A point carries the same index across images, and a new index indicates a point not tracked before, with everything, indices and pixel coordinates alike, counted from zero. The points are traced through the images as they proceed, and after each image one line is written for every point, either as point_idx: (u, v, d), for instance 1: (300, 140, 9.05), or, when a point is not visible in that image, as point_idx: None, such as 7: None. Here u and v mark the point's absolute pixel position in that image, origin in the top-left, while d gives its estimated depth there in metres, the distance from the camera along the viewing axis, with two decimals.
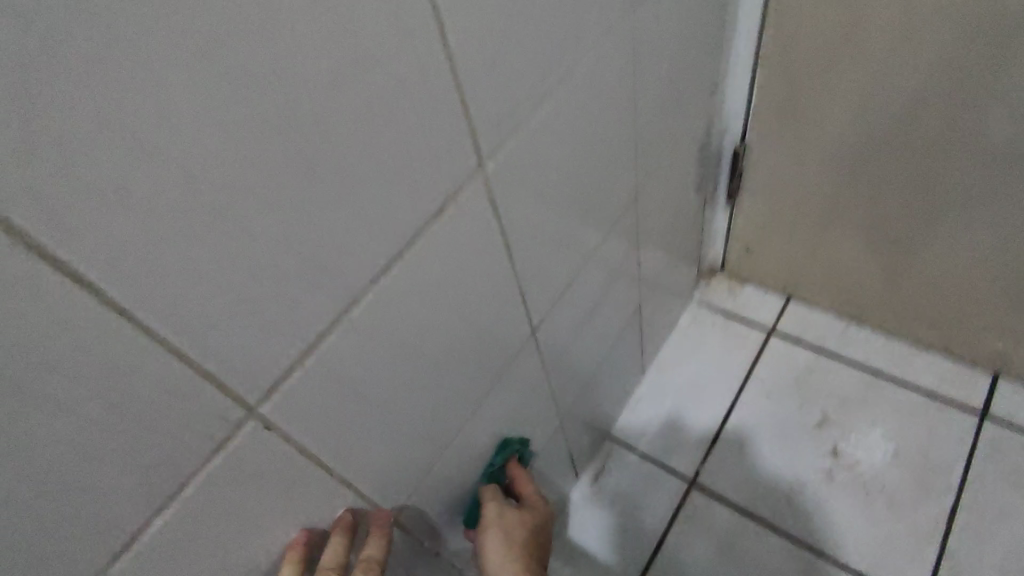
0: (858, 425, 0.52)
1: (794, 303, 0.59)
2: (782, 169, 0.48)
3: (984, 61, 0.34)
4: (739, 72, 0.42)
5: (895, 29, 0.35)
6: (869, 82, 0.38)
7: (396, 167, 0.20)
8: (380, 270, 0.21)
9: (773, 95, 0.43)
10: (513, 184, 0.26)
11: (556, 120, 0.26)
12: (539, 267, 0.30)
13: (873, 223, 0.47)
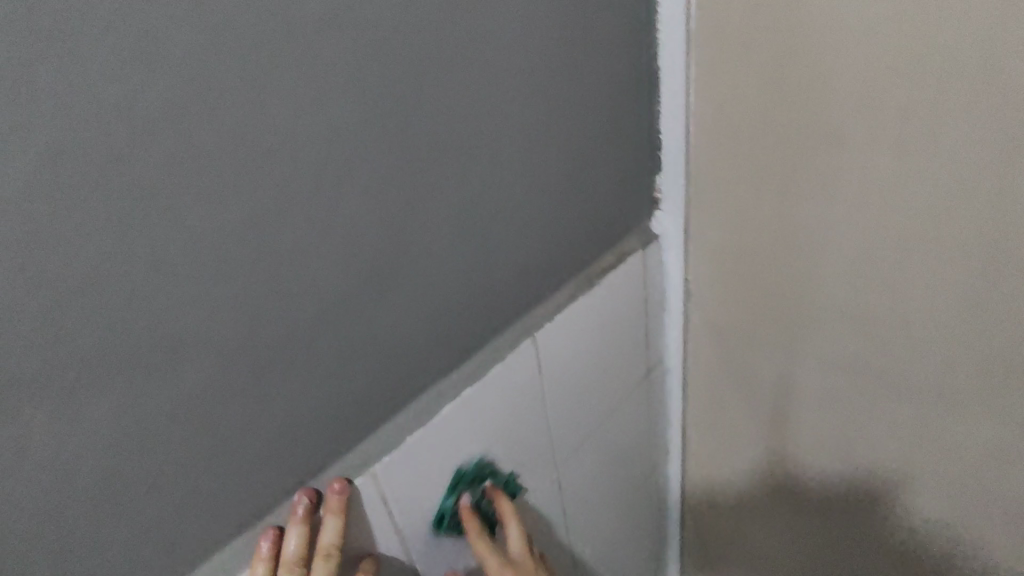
0: (764, 452, 0.92)
1: (738, 464, 0.98)
2: (705, 394, 0.95)
3: (781, 358, 0.81)
4: (672, 308, 0.89)
5: (740, 289, 0.80)
6: (743, 366, 0.87)
7: (187, 510, 0.46)
8: (167, 500, 0.45)
9: (707, 346, 0.89)
10: (223, 476, 0.47)
11: (173, 302, 0.41)
12: (253, 372, 0.46)
13: (785, 436, 0.88)
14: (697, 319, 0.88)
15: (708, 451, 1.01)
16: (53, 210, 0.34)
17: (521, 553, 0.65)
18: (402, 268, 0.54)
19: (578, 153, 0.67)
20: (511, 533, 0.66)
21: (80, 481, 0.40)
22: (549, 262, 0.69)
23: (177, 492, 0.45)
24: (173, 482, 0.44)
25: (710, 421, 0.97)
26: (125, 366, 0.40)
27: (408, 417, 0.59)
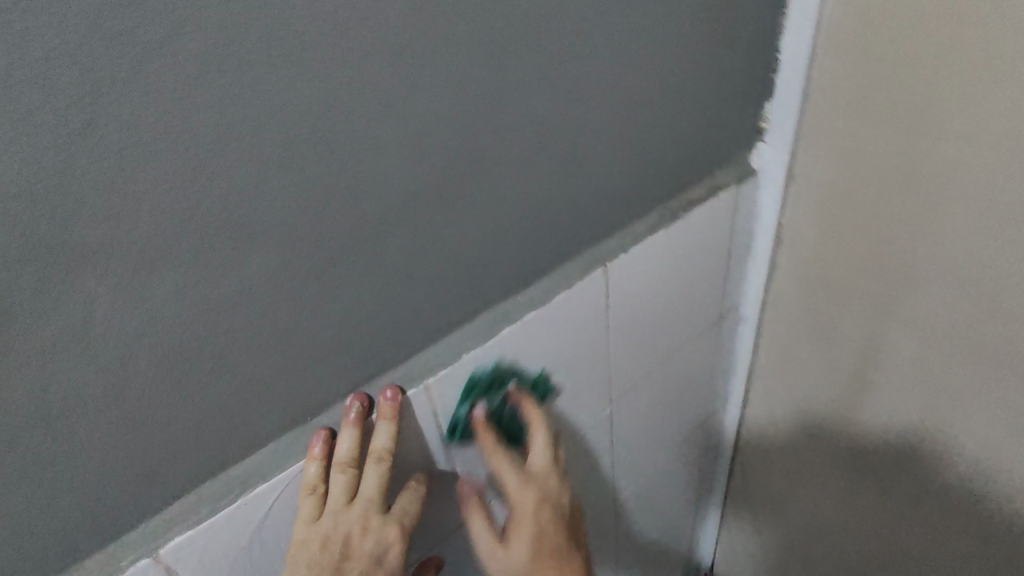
0: (826, 417, 0.87)
1: (798, 424, 0.93)
2: (778, 349, 0.88)
3: (865, 322, 0.73)
4: (759, 252, 0.82)
5: (832, 240, 0.72)
6: (820, 325, 0.79)
7: (243, 405, 0.45)
8: (225, 393, 0.44)
9: (789, 299, 0.82)
10: (279, 374, 0.46)
11: (236, 190, 0.38)
12: (314, 271, 0.45)
13: (851, 403, 0.81)
14: (784, 267, 0.80)
15: (767, 406, 0.96)
16: (110, 70, 0.31)
17: (543, 469, 0.61)
18: (476, 176, 0.50)
19: (684, 67, 0.59)
20: (536, 448, 0.62)
21: (144, 364, 0.39)
22: (633, 187, 0.63)
23: (233, 385, 0.44)
24: (229, 374, 0.44)
25: (778, 377, 0.91)
26: (184, 250, 0.38)
27: (466, 332, 0.57)
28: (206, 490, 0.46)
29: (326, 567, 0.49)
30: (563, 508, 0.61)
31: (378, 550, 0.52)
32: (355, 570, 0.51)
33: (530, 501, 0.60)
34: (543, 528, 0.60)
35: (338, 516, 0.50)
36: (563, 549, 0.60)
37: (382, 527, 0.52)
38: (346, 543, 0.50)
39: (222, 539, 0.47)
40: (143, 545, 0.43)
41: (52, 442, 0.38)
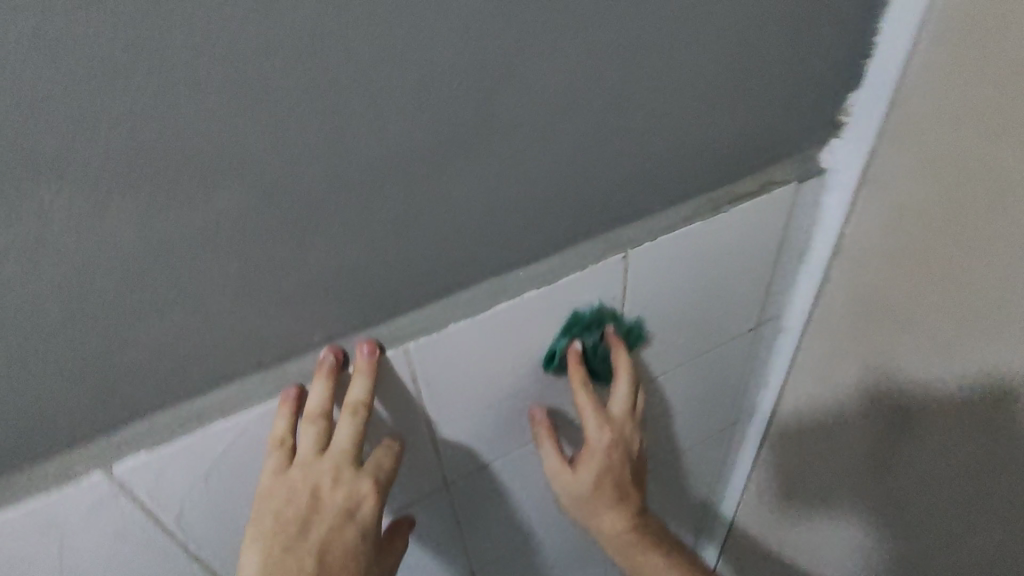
0: (855, 444, 0.80)
1: (827, 452, 0.85)
2: (815, 367, 0.81)
3: (910, 351, 0.66)
4: (814, 261, 0.73)
5: (891, 258, 0.64)
6: (862, 348, 0.72)
7: (209, 344, 0.44)
8: (189, 330, 0.43)
9: (835, 316, 0.74)
10: (249, 317, 0.45)
11: (201, 122, 0.35)
12: (291, 219, 0.42)
13: (882, 435, 0.75)
14: (839, 283, 0.72)
15: (794, 422, 0.90)
16: None
17: (622, 418, 0.64)
18: (484, 136, 0.45)
19: (749, 39, 0.52)
20: (617, 397, 0.64)
21: (99, 290, 0.38)
22: (671, 170, 0.57)
23: (199, 324, 0.43)
24: (195, 313, 0.42)
25: (812, 398, 0.84)
26: (143, 181, 0.36)
27: (461, 301, 0.54)
28: (163, 419, 0.46)
29: (294, 514, 0.50)
30: (642, 463, 0.69)
31: (350, 503, 0.52)
32: (326, 520, 0.51)
33: (604, 447, 0.64)
34: (607, 479, 0.65)
35: (310, 467, 0.50)
36: (623, 495, 0.66)
37: (354, 480, 0.52)
38: (316, 493, 0.50)
39: (175, 467, 0.47)
40: (96, 462, 0.44)
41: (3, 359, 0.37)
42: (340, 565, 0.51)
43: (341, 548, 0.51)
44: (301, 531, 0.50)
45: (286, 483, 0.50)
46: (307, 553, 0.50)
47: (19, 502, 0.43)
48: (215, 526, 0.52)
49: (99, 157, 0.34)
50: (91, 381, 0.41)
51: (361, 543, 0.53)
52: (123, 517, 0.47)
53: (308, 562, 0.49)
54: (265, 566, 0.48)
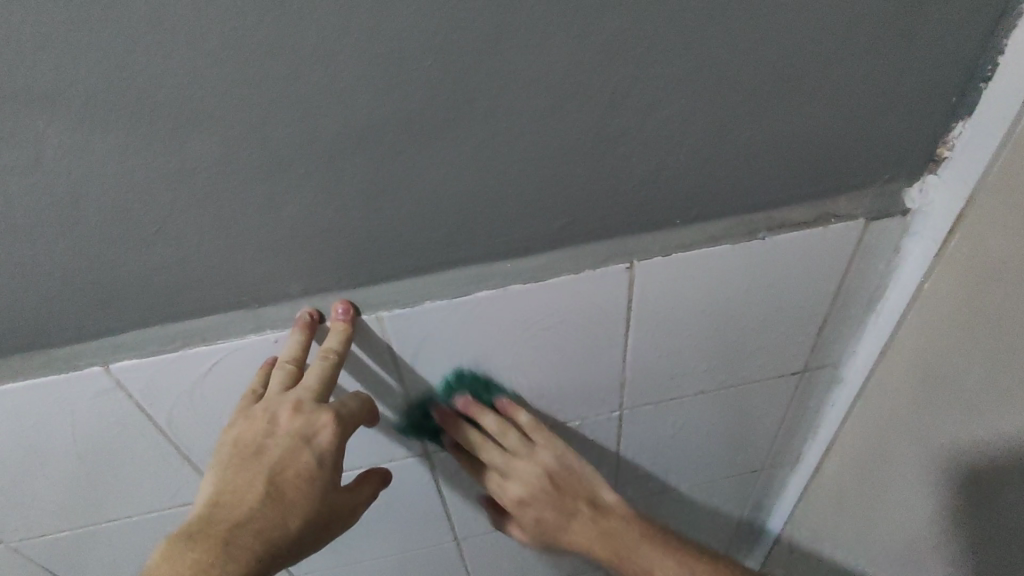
0: (911, 525, 0.70)
1: (875, 525, 0.75)
2: (874, 424, 0.71)
3: (989, 444, 0.56)
4: (886, 309, 0.64)
5: (983, 333, 0.54)
6: (934, 424, 0.62)
7: (193, 281, 0.48)
8: (175, 266, 0.46)
9: (908, 378, 0.64)
10: (231, 264, 0.47)
11: (173, 76, 0.37)
12: (269, 181, 0.43)
13: (942, 524, 0.65)
14: (911, 337, 0.62)
15: (841, 481, 0.80)
16: None
17: (503, 465, 0.65)
18: (476, 122, 0.42)
19: (813, 41, 0.43)
20: (490, 422, 0.62)
21: (91, 217, 0.42)
22: (702, 182, 0.50)
23: (184, 262, 0.46)
24: (180, 253, 0.46)
25: (866, 459, 0.74)
26: (123, 126, 0.38)
27: (443, 282, 0.52)
28: (155, 333, 0.51)
29: (250, 438, 0.49)
30: (564, 472, 0.66)
31: (307, 431, 0.49)
32: (279, 445, 0.49)
33: (516, 500, 0.67)
34: (544, 512, 0.67)
35: (274, 397, 0.50)
36: (568, 513, 0.67)
37: (314, 410, 0.49)
38: (274, 421, 0.49)
39: (162, 379, 0.53)
40: (99, 357, 0.51)
41: (19, 259, 0.43)
42: (293, 490, 0.49)
43: (295, 473, 0.49)
44: (256, 455, 0.49)
45: (252, 410, 0.50)
46: (259, 475, 0.49)
47: (41, 373, 0.51)
48: (202, 436, 0.59)
49: (83, 99, 0.37)
50: (92, 291, 0.46)
51: (319, 471, 0.50)
52: (121, 408, 0.54)
53: (258, 483, 0.48)
54: (218, 484, 0.48)
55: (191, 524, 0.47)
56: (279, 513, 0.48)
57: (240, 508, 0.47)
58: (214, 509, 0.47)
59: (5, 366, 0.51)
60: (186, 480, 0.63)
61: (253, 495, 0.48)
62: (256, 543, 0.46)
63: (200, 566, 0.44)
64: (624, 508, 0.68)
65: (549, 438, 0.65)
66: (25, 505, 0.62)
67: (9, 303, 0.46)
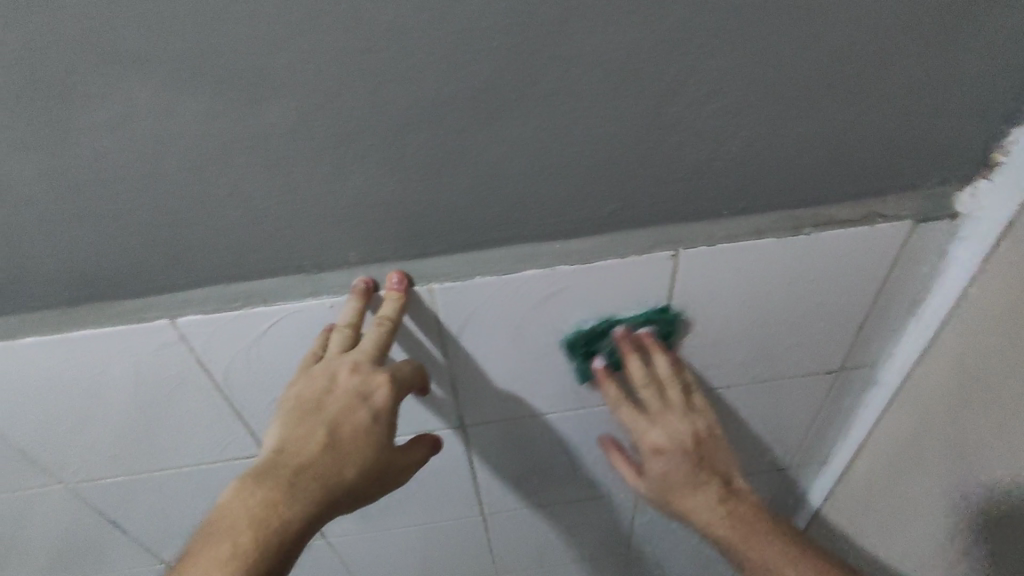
0: (938, 531, 0.70)
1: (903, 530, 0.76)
2: (908, 428, 0.72)
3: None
4: (929, 313, 0.64)
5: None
6: (968, 430, 0.62)
7: (260, 244, 0.50)
8: (246, 228, 0.49)
9: (946, 384, 0.64)
10: (297, 229, 0.50)
11: (259, 45, 0.39)
12: (340, 150, 0.45)
13: (970, 531, 0.65)
14: (952, 342, 0.62)
15: (872, 484, 0.80)
16: None
17: (661, 413, 0.64)
18: (538, 103, 0.44)
19: (873, 38, 0.44)
20: (637, 371, 0.62)
21: (174, 177, 0.45)
22: (752, 174, 0.51)
23: (254, 225, 0.49)
24: (252, 215, 0.48)
25: (898, 463, 0.74)
26: (211, 92, 0.41)
27: (494, 258, 0.54)
28: (221, 291, 0.54)
29: (311, 394, 0.53)
30: (711, 446, 0.65)
31: (363, 388, 0.52)
32: (338, 400, 0.52)
33: (652, 448, 0.65)
34: (673, 471, 0.65)
35: (333, 358, 0.53)
36: (697, 482, 0.65)
37: (369, 371, 0.52)
38: (334, 379, 0.53)
39: (224, 335, 0.56)
40: (169, 311, 0.54)
41: (106, 213, 0.47)
42: (350, 443, 0.52)
43: (353, 428, 0.52)
44: (316, 408, 0.52)
45: (313, 370, 0.54)
46: (319, 426, 0.52)
47: (114, 323, 0.54)
48: (255, 393, 0.62)
49: (177, 66, 0.40)
50: (168, 247, 0.50)
51: (374, 427, 0.53)
52: (184, 360, 0.58)
53: (318, 435, 0.52)
54: (283, 433, 0.52)
55: (259, 466, 0.51)
56: (337, 462, 0.51)
57: (302, 455, 0.51)
58: (278, 454, 0.51)
59: (83, 315, 0.54)
60: (238, 434, 0.66)
61: (313, 444, 0.51)
62: (316, 487, 0.50)
63: (269, 505, 0.49)
64: (752, 493, 0.66)
65: (705, 406, 0.66)
66: (89, 449, 0.66)
67: (92, 253, 0.49)
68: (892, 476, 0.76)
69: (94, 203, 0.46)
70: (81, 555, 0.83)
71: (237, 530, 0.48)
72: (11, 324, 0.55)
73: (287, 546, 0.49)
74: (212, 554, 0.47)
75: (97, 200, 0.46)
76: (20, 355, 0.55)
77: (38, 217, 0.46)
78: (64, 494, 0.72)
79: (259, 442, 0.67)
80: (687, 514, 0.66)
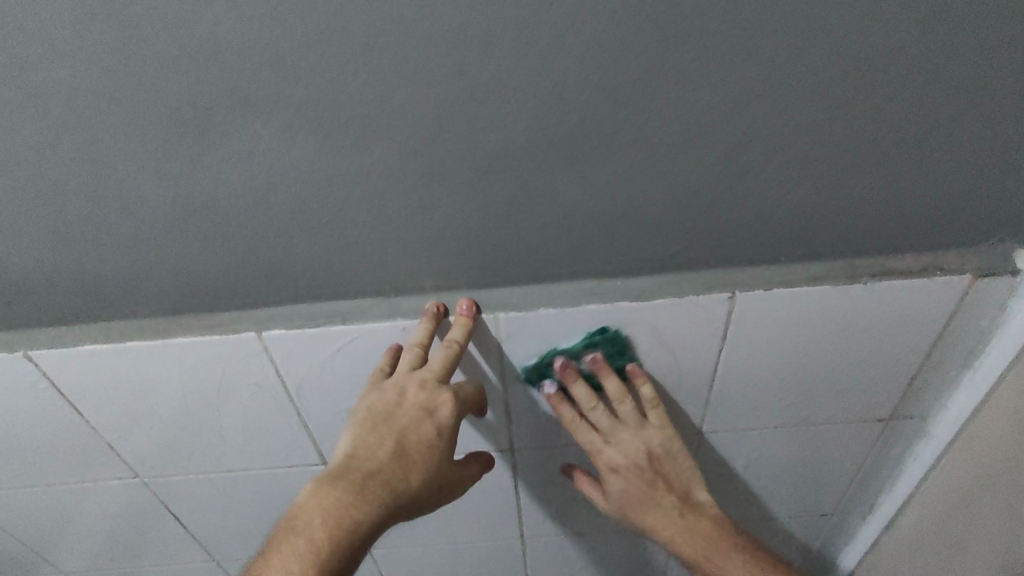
0: None
1: None
2: (958, 483, 0.71)
3: None
4: (984, 368, 0.64)
5: None
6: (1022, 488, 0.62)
7: (345, 269, 0.55)
8: (334, 254, 0.54)
9: (999, 439, 0.64)
10: (379, 257, 0.54)
11: (367, 96, 0.44)
12: (426, 188, 0.49)
13: None
14: (1006, 397, 0.62)
15: (918, 537, 0.79)
16: None
17: (612, 429, 0.64)
18: (612, 152, 0.48)
19: (941, 100, 0.46)
20: (584, 394, 0.63)
21: (278, 206, 0.50)
22: (814, 223, 0.53)
23: (343, 251, 0.53)
24: (341, 243, 0.53)
25: (946, 518, 0.74)
26: (320, 134, 0.46)
27: (557, 291, 0.57)
28: (304, 310, 0.58)
29: (382, 405, 0.56)
30: (667, 462, 0.65)
31: (430, 404, 0.56)
32: (407, 414, 0.56)
33: (608, 465, 0.66)
34: (632, 488, 0.66)
35: (401, 375, 0.56)
36: (654, 499, 0.66)
37: (436, 389, 0.56)
38: (402, 394, 0.56)
39: (302, 349, 0.60)
40: (256, 325, 0.59)
41: (216, 234, 0.52)
42: (416, 452, 0.56)
43: (418, 439, 0.56)
44: (386, 419, 0.56)
45: (382, 384, 0.57)
46: (387, 436, 0.56)
47: (207, 333, 0.59)
48: (323, 406, 0.66)
49: (293, 111, 0.45)
50: (265, 268, 0.55)
51: (437, 440, 0.56)
52: (263, 371, 0.62)
53: (387, 443, 0.56)
54: (355, 440, 0.56)
55: (333, 470, 0.55)
56: (403, 470, 0.55)
57: (372, 461, 0.55)
58: (350, 458, 0.55)
59: (180, 323, 0.60)
60: (302, 443, 0.70)
61: (382, 452, 0.55)
62: (384, 491, 0.54)
63: (341, 505, 0.53)
64: (715, 509, 0.67)
65: (662, 421, 0.65)
66: (166, 447, 0.71)
67: (199, 270, 0.55)
68: (943, 530, 0.75)
69: (208, 226, 0.51)
70: (141, 546, 0.89)
71: (313, 527, 0.52)
72: (118, 328, 0.60)
73: (358, 545, 0.53)
74: (292, 547, 0.51)
75: (211, 223, 0.51)
76: (121, 355, 0.61)
77: (157, 235, 0.52)
78: (137, 488, 0.77)
79: (321, 452, 0.71)
80: (653, 534, 0.67)
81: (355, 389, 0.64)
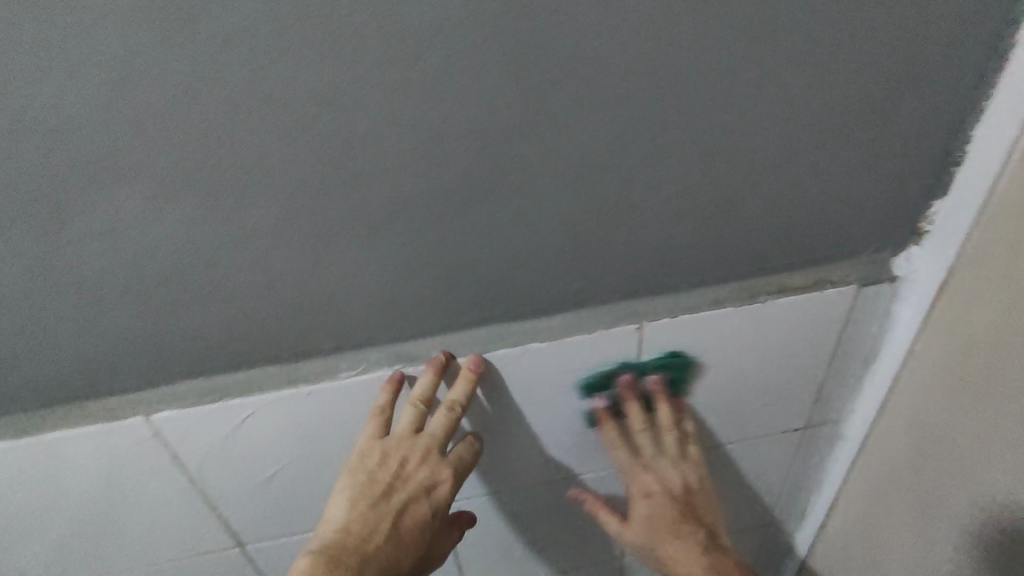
0: None
1: None
2: (872, 481, 0.74)
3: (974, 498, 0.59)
4: (881, 370, 0.67)
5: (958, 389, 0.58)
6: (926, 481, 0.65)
7: (237, 340, 0.52)
8: (223, 326, 0.50)
9: (902, 436, 0.67)
10: (273, 324, 0.51)
11: (238, 164, 0.42)
12: (313, 250, 0.47)
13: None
14: (902, 396, 0.66)
15: (845, 537, 0.82)
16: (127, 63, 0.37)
17: (655, 459, 0.68)
18: (501, 201, 0.47)
19: (801, 131, 0.49)
20: (639, 420, 0.65)
21: (152, 282, 0.47)
22: (707, 251, 0.55)
23: (231, 323, 0.50)
24: (229, 313, 0.50)
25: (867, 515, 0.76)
26: (190, 205, 0.43)
27: (466, 340, 0.56)
28: (197, 386, 0.54)
29: (380, 480, 0.58)
30: (701, 496, 0.70)
31: (431, 481, 0.59)
32: (408, 490, 0.59)
33: (642, 490, 0.69)
34: (658, 516, 0.69)
35: (403, 440, 0.57)
36: (682, 529, 0.68)
37: (438, 465, 0.59)
38: (404, 466, 0.58)
39: (199, 429, 0.56)
40: (143, 409, 0.54)
41: (86, 318, 0.48)
42: (410, 532, 0.60)
43: (414, 518, 0.60)
44: (384, 496, 0.58)
45: (382, 450, 0.58)
46: (385, 516, 0.58)
47: (87, 424, 0.54)
48: (231, 485, 0.61)
49: (157, 185, 0.42)
50: (146, 348, 0.51)
51: (432, 518, 0.61)
52: (156, 457, 0.57)
53: (384, 522, 0.58)
54: (350, 514, 0.58)
55: (327, 546, 0.56)
56: (397, 550, 0.59)
57: (368, 540, 0.57)
58: (346, 536, 0.57)
59: (54, 416, 0.54)
60: (213, 527, 0.65)
61: (380, 533, 0.58)
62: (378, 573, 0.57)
63: None
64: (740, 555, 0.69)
65: (700, 457, 0.69)
66: (54, 554, 0.64)
67: (69, 357, 0.50)
68: (865, 528, 0.77)
69: (76, 311, 0.47)
70: None
71: None
72: None
73: None
74: None
75: (79, 307, 0.47)
76: None
77: (17, 326, 0.47)
78: None
79: (235, 534, 0.66)
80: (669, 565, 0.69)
81: (265, 462, 0.60)
